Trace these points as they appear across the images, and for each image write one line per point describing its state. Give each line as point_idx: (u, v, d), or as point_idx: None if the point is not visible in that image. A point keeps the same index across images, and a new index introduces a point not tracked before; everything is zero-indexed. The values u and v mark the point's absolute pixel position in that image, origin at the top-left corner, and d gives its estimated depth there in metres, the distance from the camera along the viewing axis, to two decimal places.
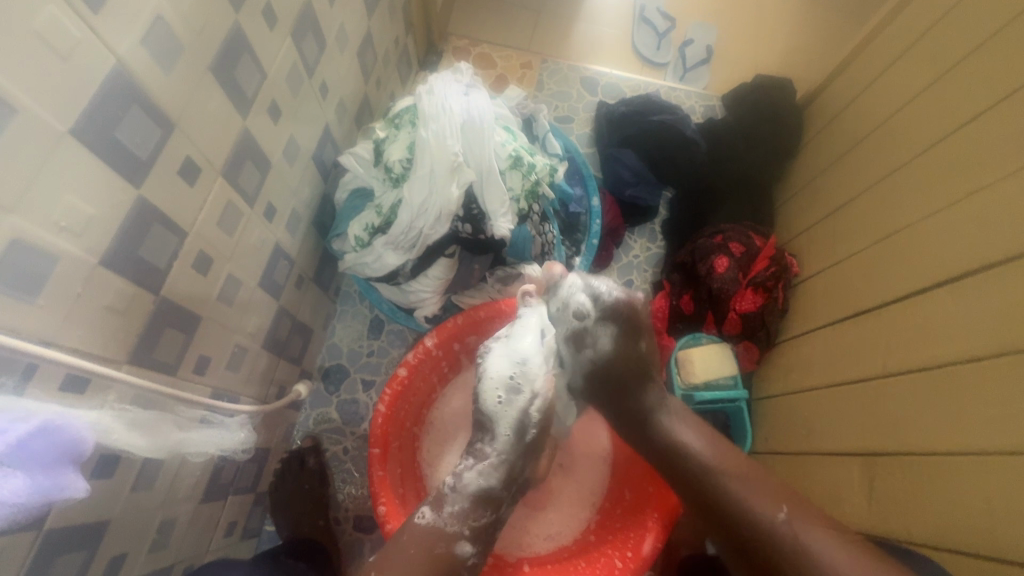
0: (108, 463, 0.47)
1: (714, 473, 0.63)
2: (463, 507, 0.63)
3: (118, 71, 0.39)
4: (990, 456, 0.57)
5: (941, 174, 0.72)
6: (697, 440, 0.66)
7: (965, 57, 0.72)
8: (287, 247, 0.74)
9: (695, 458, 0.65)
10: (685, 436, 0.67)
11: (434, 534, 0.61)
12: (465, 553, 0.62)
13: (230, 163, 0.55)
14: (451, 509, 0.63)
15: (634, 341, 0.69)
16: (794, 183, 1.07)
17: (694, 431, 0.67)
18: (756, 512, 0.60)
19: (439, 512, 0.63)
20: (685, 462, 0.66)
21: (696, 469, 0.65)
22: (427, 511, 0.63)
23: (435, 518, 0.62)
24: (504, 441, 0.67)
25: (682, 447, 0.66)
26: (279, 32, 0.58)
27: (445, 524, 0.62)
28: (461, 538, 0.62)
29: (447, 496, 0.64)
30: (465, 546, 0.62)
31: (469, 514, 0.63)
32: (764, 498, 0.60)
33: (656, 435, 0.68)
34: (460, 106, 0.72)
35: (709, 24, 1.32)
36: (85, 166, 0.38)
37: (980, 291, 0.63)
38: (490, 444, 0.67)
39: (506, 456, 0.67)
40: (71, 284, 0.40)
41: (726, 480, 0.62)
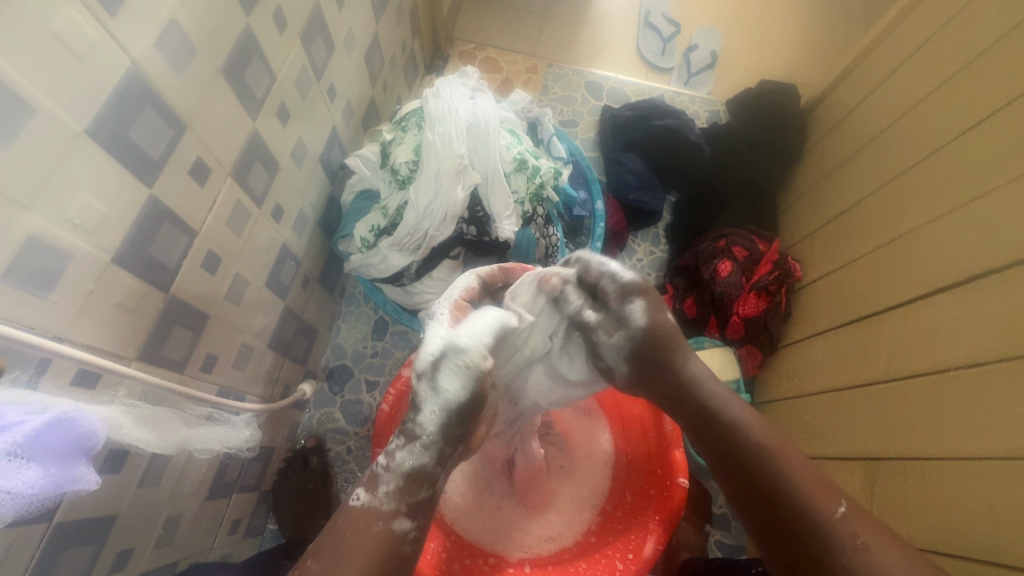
0: (117, 457, 0.48)
1: (771, 459, 0.51)
2: (398, 488, 0.52)
3: (132, 72, 0.40)
4: (995, 462, 0.57)
5: (944, 181, 0.72)
6: (750, 417, 0.55)
7: (968, 64, 0.73)
8: (293, 248, 0.75)
9: (740, 433, 0.53)
10: (732, 410, 0.55)
11: (369, 513, 0.51)
12: (405, 528, 0.51)
13: (239, 163, 0.56)
14: (386, 489, 0.52)
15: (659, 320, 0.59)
16: (798, 187, 1.07)
17: (746, 408, 0.56)
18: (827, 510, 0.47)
19: (374, 493, 0.52)
20: (728, 438, 0.54)
21: (750, 457, 0.52)
22: (359, 492, 0.53)
23: (368, 498, 0.52)
24: (434, 421, 0.54)
25: (734, 433, 0.54)
26: (288, 35, 0.59)
27: (379, 503, 0.52)
28: (398, 514, 0.51)
29: (382, 477, 0.53)
30: (404, 522, 0.51)
31: (406, 491, 0.53)
32: (820, 490, 0.49)
33: (696, 404, 0.57)
34: (465, 109, 0.73)
35: (714, 30, 1.33)
36: (98, 166, 0.39)
37: (983, 297, 0.63)
38: (421, 421, 0.54)
39: (439, 435, 0.54)
40: (85, 281, 0.40)
41: (784, 479, 0.50)
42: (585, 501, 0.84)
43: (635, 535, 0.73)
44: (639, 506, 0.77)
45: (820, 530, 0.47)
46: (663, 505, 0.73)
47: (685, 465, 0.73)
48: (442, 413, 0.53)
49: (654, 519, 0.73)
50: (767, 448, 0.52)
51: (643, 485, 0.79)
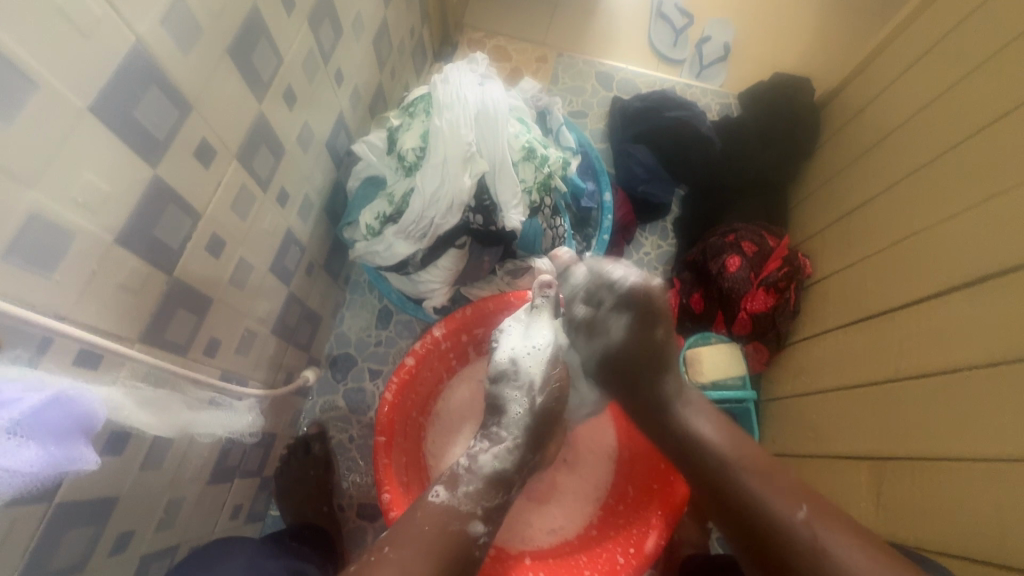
0: (118, 439, 0.48)
1: (724, 464, 0.62)
2: (477, 488, 0.62)
3: (137, 49, 0.39)
4: (1006, 464, 0.56)
5: (960, 177, 0.71)
6: (712, 432, 0.65)
7: (988, 57, 0.71)
8: (299, 234, 0.74)
9: (708, 449, 0.64)
10: (698, 424, 0.66)
11: (448, 512, 0.59)
12: (477, 532, 0.59)
13: (245, 146, 0.56)
14: (465, 489, 0.61)
15: (649, 330, 0.67)
16: (810, 183, 1.05)
17: (710, 421, 0.66)
18: (777, 499, 0.58)
19: (453, 492, 0.61)
20: (698, 455, 0.65)
21: (708, 459, 0.64)
22: (441, 489, 0.61)
23: (449, 497, 0.60)
24: (516, 424, 0.67)
25: (694, 440, 0.65)
26: (297, 17, 0.58)
27: (459, 504, 0.60)
28: (474, 518, 0.60)
29: (462, 477, 0.62)
30: (478, 526, 0.59)
31: (483, 495, 0.61)
32: (778, 493, 0.59)
33: (673, 430, 0.68)
34: (474, 96, 0.72)
35: (727, 21, 1.31)
36: (102, 145, 0.39)
37: (997, 295, 0.62)
38: (506, 427, 0.67)
39: (519, 440, 0.66)
40: (87, 260, 0.40)
41: (739, 478, 0.61)
42: (588, 495, 0.83)
43: (638, 529, 0.73)
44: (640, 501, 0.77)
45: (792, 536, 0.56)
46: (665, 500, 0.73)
47: None
48: (524, 416, 0.68)
49: (656, 514, 0.72)
50: (734, 470, 0.62)
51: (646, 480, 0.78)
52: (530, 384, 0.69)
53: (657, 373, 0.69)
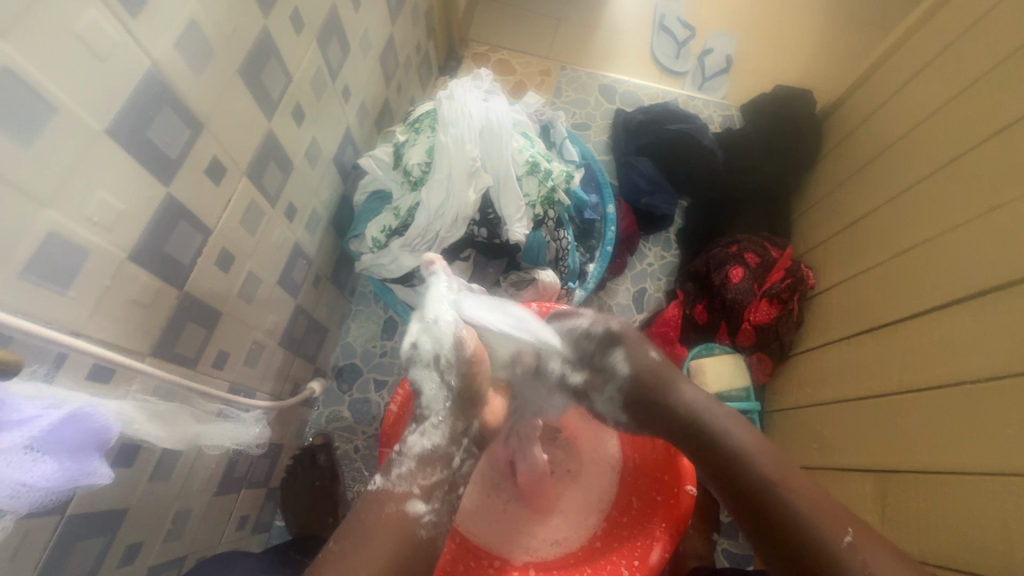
0: (129, 451, 0.49)
1: (767, 481, 0.54)
2: (409, 468, 0.59)
3: (151, 73, 0.40)
4: (1009, 478, 0.56)
5: (963, 192, 0.71)
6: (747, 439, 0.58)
7: (989, 72, 0.72)
8: (305, 247, 0.75)
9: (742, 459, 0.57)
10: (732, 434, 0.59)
11: (383, 495, 0.57)
12: (419, 511, 0.56)
13: (254, 163, 0.57)
14: (398, 471, 0.59)
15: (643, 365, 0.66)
16: (812, 194, 1.06)
17: (745, 429, 0.59)
18: (821, 517, 0.51)
19: (388, 476, 0.59)
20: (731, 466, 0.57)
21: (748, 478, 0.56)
22: (377, 477, 0.60)
23: (384, 482, 0.59)
24: (438, 400, 0.63)
25: (732, 455, 0.58)
26: (305, 36, 0.59)
27: (394, 485, 0.58)
28: (412, 496, 0.57)
29: (395, 461, 0.61)
30: (418, 504, 0.57)
31: (418, 473, 0.59)
32: (818, 507, 0.52)
33: (706, 441, 0.60)
34: (479, 112, 0.73)
35: (729, 34, 1.32)
36: (118, 166, 0.40)
37: (1000, 307, 0.62)
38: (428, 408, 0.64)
39: (445, 415, 0.63)
40: (101, 277, 0.41)
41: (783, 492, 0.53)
42: (591, 507, 0.84)
43: (642, 541, 0.73)
44: (643, 512, 0.77)
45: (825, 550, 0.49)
46: (669, 513, 0.73)
47: (693, 472, 0.73)
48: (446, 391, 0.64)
49: (660, 526, 0.72)
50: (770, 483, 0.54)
51: (649, 493, 0.79)
52: (437, 357, 0.64)
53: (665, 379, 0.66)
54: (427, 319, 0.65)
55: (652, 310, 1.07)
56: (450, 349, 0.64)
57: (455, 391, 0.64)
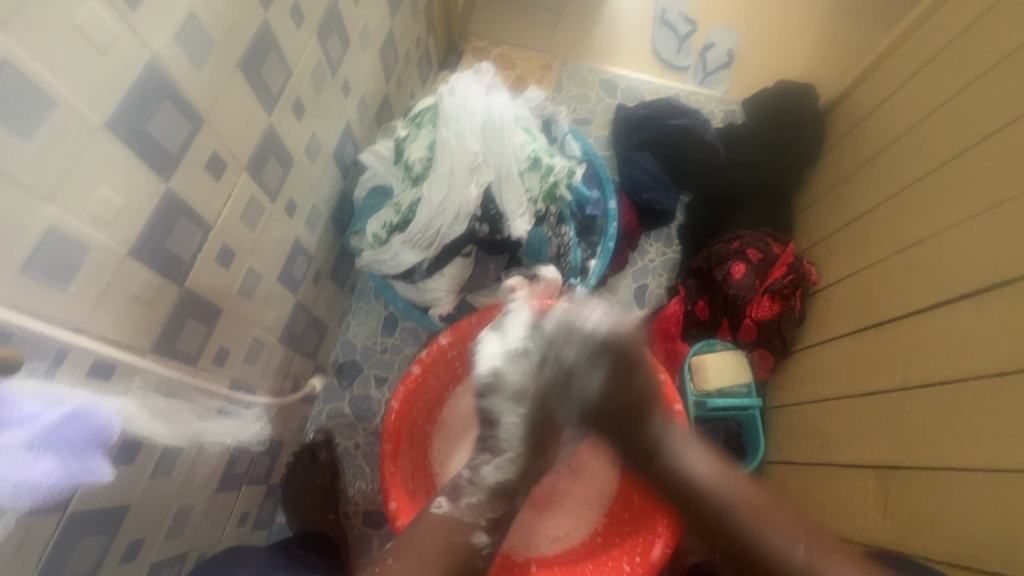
0: (130, 449, 0.48)
1: (725, 512, 0.61)
2: (480, 500, 0.62)
3: (150, 66, 0.39)
4: (1012, 475, 0.56)
5: (968, 186, 0.71)
6: (704, 468, 0.65)
7: (994, 66, 0.71)
8: (306, 243, 0.75)
9: (701, 487, 0.63)
10: (690, 460, 0.65)
11: (450, 523, 0.60)
12: (481, 543, 0.60)
13: (254, 158, 0.56)
14: (467, 501, 0.62)
15: (625, 387, 0.69)
16: (815, 190, 1.06)
17: (698, 454, 0.66)
18: (782, 550, 0.58)
19: (456, 503, 0.62)
20: (692, 493, 0.64)
21: (707, 505, 0.62)
22: (443, 501, 0.62)
23: (452, 508, 0.61)
24: (515, 434, 0.67)
25: (688, 482, 0.64)
26: (305, 30, 0.58)
27: (462, 514, 0.61)
28: (477, 528, 0.60)
29: (464, 488, 0.63)
30: (481, 537, 0.60)
31: (487, 506, 0.62)
32: (780, 529, 0.59)
33: (665, 468, 0.66)
34: (480, 107, 0.73)
35: (730, 29, 1.31)
36: (117, 160, 0.39)
37: (1005, 303, 0.62)
38: (504, 437, 0.67)
39: (519, 450, 0.66)
40: (101, 273, 0.40)
41: (743, 522, 0.60)
42: (593, 503, 0.83)
43: (644, 536, 0.73)
44: (645, 509, 0.77)
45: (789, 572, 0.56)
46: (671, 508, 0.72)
47: None
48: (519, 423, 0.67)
49: (661, 521, 0.72)
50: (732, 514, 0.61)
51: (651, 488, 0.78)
52: (520, 390, 0.68)
53: (650, 392, 0.69)
54: (507, 346, 0.69)
55: (653, 307, 1.07)
56: (532, 391, 0.68)
57: (530, 423, 0.68)
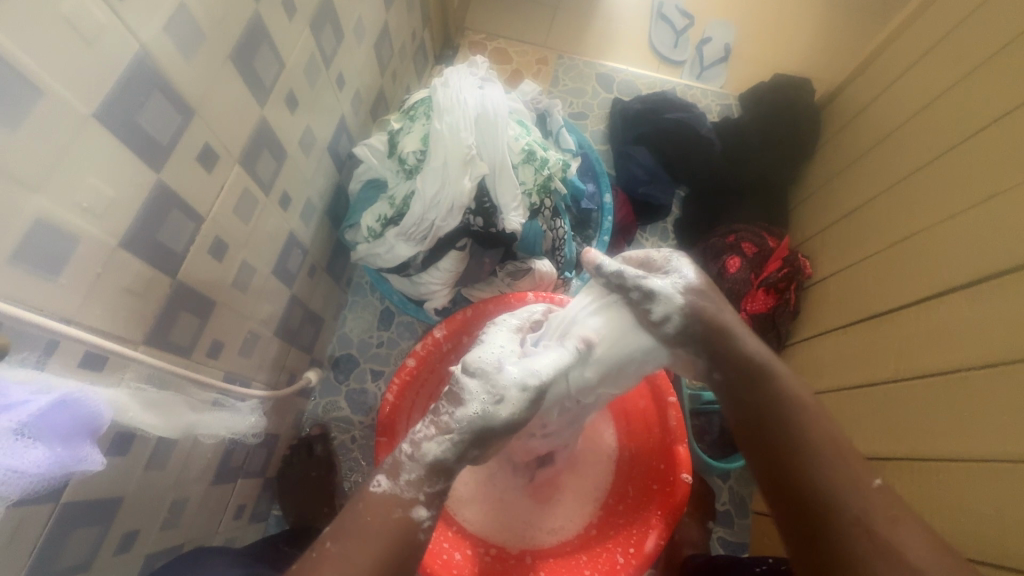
0: (123, 441, 0.49)
1: (799, 438, 0.53)
2: (420, 476, 0.53)
3: (140, 57, 0.40)
4: (1000, 465, 0.57)
5: (960, 179, 0.71)
6: (790, 376, 0.57)
7: (985, 60, 0.72)
8: (300, 236, 0.75)
9: (767, 384, 0.57)
10: (744, 341, 0.59)
11: (389, 500, 0.51)
12: (421, 517, 0.52)
13: (247, 150, 0.56)
14: (407, 477, 0.53)
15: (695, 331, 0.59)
16: (810, 184, 1.06)
17: (803, 394, 0.57)
18: (811, 407, 0.55)
19: (395, 480, 0.53)
20: (767, 410, 0.56)
21: (783, 437, 0.54)
22: (382, 479, 0.53)
23: (391, 485, 0.52)
24: (467, 418, 0.54)
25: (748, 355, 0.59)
26: (298, 22, 0.58)
27: (401, 491, 0.52)
28: (416, 503, 0.52)
29: (405, 464, 0.54)
30: (421, 511, 0.52)
31: (427, 480, 0.53)
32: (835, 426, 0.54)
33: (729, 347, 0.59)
34: (474, 100, 0.73)
35: (728, 23, 1.31)
36: (106, 151, 0.39)
37: (995, 294, 0.62)
38: (453, 412, 0.55)
39: (467, 435, 0.54)
40: (92, 264, 0.41)
41: (814, 459, 0.51)
42: (588, 496, 0.83)
43: (638, 529, 0.73)
44: (640, 501, 0.77)
45: (833, 494, 0.49)
46: (665, 501, 0.73)
47: (689, 462, 0.73)
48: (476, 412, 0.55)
49: (655, 514, 0.73)
50: (807, 435, 0.53)
51: (645, 481, 0.79)
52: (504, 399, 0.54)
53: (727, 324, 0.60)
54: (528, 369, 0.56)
55: None
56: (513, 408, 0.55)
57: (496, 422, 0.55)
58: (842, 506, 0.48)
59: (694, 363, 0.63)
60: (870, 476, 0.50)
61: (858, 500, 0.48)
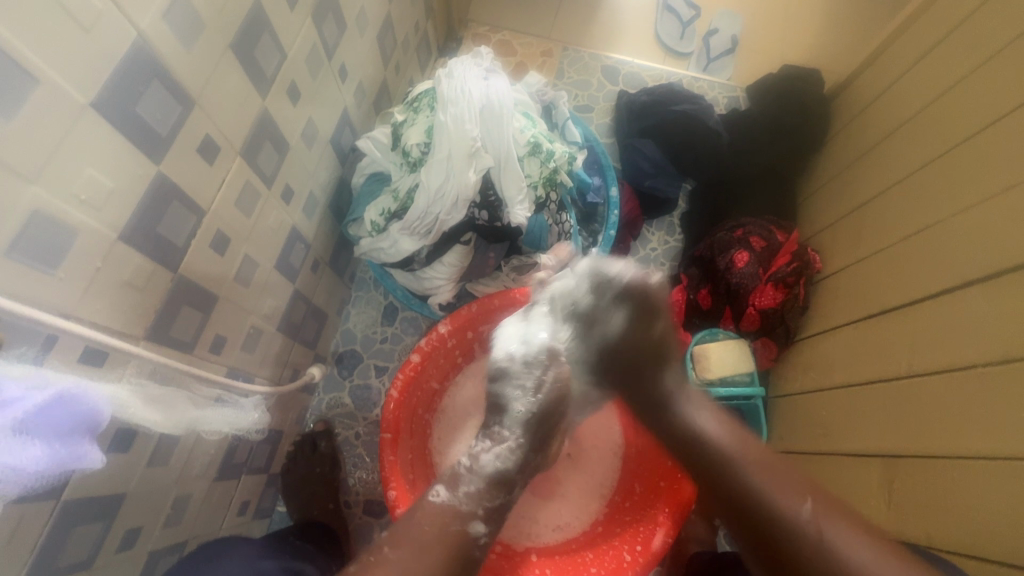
0: (125, 437, 0.48)
1: (724, 459, 0.60)
2: (478, 489, 0.59)
3: (139, 44, 0.39)
4: (1016, 462, 0.56)
5: (976, 170, 0.69)
6: (714, 427, 0.63)
7: (1001, 47, 0.70)
8: (303, 231, 0.74)
9: (708, 443, 0.61)
10: (699, 420, 0.64)
11: (447, 512, 0.56)
12: (478, 532, 0.57)
13: (249, 143, 0.55)
14: (466, 489, 0.59)
15: (649, 323, 0.65)
16: (819, 177, 1.04)
17: (713, 419, 0.63)
18: (790, 504, 0.54)
19: (454, 492, 0.58)
20: (698, 449, 0.62)
21: (711, 454, 0.61)
22: (441, 489, 0.59)
23: (450, 496, 0.58)
24: (519, 422, 0.64)
25: (696, 438, 0.62)
26: (300, 11, 0.57)
27: (459, 503, 0.57)
28: (474, 518, 0.57)
29: (463, 477, 0.60)
30: (479, 526, 0.57)
31: (485, 495, 0.59)
32: (783, 485, 0.55)
33: (674, 424, 0.65)
34: (479, 91, 0.72)
35: (735, 14, 1.29)
36: (104, 141, 0.38)
37: (1011, 288, 0.61)
38: (507, 426, 0.64)
39: (521, 441, 0.63)
40: (91, 257, 0.40)
41: (737, 475, 0.58)
42: (594, 491, 0.83)
43: (645, 526, 0.73)
44: (648, 498, 0.76)
45: (782, 517, 0.53)
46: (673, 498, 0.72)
47: None
48: (526, 415, 0.64)
49: (663, 511, 0.72)
50: (734, 468, 0.59)
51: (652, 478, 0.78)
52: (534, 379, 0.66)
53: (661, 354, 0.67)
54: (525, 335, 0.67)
55: None
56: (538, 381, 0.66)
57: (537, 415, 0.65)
58: (776, 517, 0.54)
59: (646, 357, 0.66)
60: (848, 531, 0.51)
61: (809, 525, 0.52)
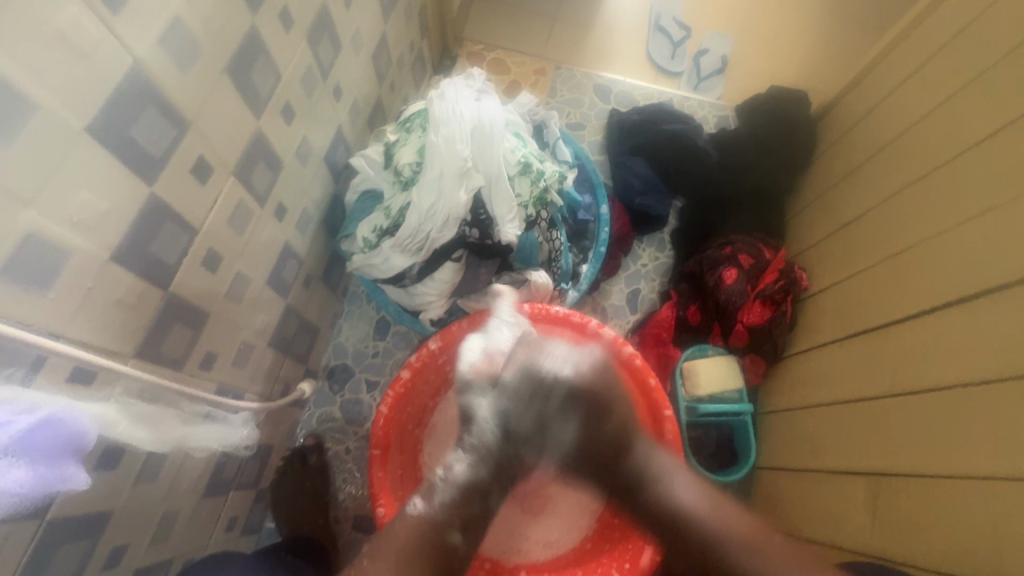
0: (112, 455, 0.48)
1: (712, 541, 0.56)
2: (453, 499, 0.60)
3: (135, 70, 0.39)
4: (993, 481, 0.57)
5: (954, 194, 0.72)
6: (690, 496, 0.61)
7: (979, 75, 0.72)
8: (297, 246, 0.75)
9: (688, 519, 0.59)
10: (674, 488, 0.62)
11: (423, 524, 0.58)
12: (455, 542, 0.59)
13: (242, 162, 0.56)
14: (440, 500, 0.60)
15: (602, 426, 0.66)
16: (806, 196, 1.06)
17: (690, 488, 0.61)
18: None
19: (430, 503, 0.59)
20: (681, 526, 0.59)
21: (696, 540, 0.57)
22: (418, 501, 0.60)
23: (426, 508, 0.59)
24: (490, 433, 0.63)
25: (677, 512, 0.60)
26: (295, 35, 0.58)
27: (434, 515, 0.59)
28: (449, 527, 0.59)
29: (438, 487, 0.60)
30: (455, 536, 0.59)
31: (458, 505, 0.60)
32: (781, 565, 0.53)
33: (647, 500, 0.62)
34: (471, 112, 0.73)
35: (724, 34, 1.32)
36: (99, 165, 0.39)
37: (993, 309, 0.62)
38: (478, 435, 0.63)
39: (492, 448, 0.62)
40: (83, 277, 0.40)
41: (729, 551, 0.55)
42: (583, 509, 0.83)
43: (633, 543, 0.73)
44: None
45: None
46: None
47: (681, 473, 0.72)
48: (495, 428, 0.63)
49: None
50: (717, 542, 0.56)
51: None
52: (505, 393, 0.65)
53: (631, 422, 0.67)
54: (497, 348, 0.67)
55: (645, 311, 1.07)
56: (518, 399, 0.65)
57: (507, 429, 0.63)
58: None
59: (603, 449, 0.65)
60: None
61: None
